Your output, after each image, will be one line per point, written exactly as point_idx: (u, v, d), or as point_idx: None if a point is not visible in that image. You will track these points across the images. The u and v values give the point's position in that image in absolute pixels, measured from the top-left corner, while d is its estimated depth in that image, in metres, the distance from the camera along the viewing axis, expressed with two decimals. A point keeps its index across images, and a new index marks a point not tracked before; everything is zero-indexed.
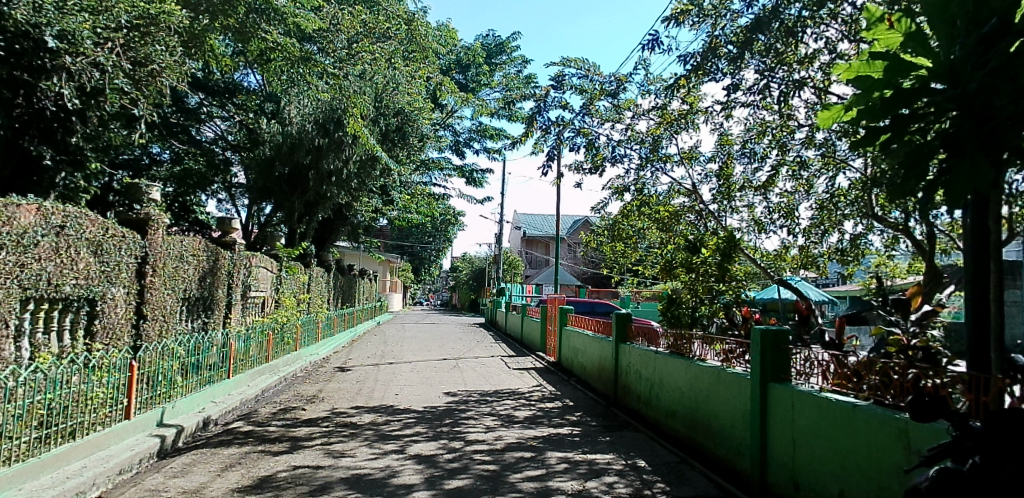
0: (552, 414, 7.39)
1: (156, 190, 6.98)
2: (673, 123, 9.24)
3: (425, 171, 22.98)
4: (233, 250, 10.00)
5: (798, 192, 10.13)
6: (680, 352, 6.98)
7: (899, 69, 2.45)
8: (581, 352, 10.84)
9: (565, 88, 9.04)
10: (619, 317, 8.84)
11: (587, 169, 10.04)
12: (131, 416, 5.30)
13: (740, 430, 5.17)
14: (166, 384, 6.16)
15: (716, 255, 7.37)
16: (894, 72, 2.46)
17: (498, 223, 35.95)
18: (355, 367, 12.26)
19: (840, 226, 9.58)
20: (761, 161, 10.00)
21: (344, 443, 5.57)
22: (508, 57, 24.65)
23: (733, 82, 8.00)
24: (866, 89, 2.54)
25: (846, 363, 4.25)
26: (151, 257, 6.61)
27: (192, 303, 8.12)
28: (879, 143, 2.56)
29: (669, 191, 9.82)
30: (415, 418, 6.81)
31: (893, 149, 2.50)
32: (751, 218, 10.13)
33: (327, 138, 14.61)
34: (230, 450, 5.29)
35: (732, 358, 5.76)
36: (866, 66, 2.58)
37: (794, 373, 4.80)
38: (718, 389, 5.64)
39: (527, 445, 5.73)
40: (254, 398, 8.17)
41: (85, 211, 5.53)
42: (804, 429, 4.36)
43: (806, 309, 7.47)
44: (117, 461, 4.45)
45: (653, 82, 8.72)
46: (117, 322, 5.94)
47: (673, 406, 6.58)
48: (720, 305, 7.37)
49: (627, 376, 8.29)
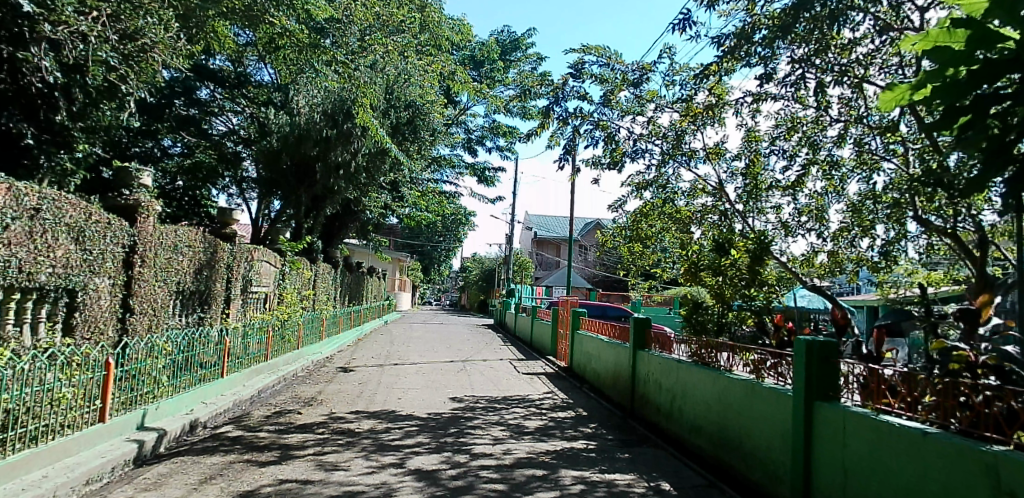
0: (565, 425, 6.87)
1: (147, 175, 6.61)
2: (698, 116, 8.68)
3: (436, 168, 22.58)
4: (234, 242, 9.59)
5: (829, 194, 9.52)
6: (706, 362, 6.43)
7: (984, 42, 1.79)
8: (594, 357, 10.31)
9: (584, 77, 8.54)
10: (636, 321, 8.32)
11: (605, 164, 9.52)
12: (105, 420, 4.82)
13: (778, 453, 4.64)
14: (150, 384, 5.70)
15: (746, 258, 6.83)
16: (978, 41, 1.80)
17: (509, 223, 35.56)
18: (359, 367, 11.82)
19: (874, 231, 8.96)
20: (790, 160, 9.42)
21: (339, 453, 5.09)
22: (523, 54, 24.19)
23: (765, 73, 7.49)
24: (941, 65, 1.88)
25: (905, 382, 3.72)
26: (140, 246, 6.18)
27: (187, 296, 7.73)
28: (956, 127, 2.01)
29: (691, 190, 9.29)
30: (417, 426, 6.32)
31: (967, 137, 1.95)
32: (778, 220, 9.54)
33: (335, 130, 14.03)
34: (213, 459, 4.83)
35: (766, 370, 5.23)
36: (946, 34, 1.86)
37: (843, 390, 4.27)
38: (751, 404, 5.11)
39: (539, 461, 5.21)
40: (249, 398, 7.73)
41: (65, 194, 5.08)
42: (860, 457, 3.82)
43: (842, 318, 6.90)
44: (84, 470, 4.00)
45: (679, 71, 8.20)
46: (100, 314, 5.51)
47: (698, 421, 6.05)
48: (749, 313, 6.78)
49: (645, 386, 7.74)
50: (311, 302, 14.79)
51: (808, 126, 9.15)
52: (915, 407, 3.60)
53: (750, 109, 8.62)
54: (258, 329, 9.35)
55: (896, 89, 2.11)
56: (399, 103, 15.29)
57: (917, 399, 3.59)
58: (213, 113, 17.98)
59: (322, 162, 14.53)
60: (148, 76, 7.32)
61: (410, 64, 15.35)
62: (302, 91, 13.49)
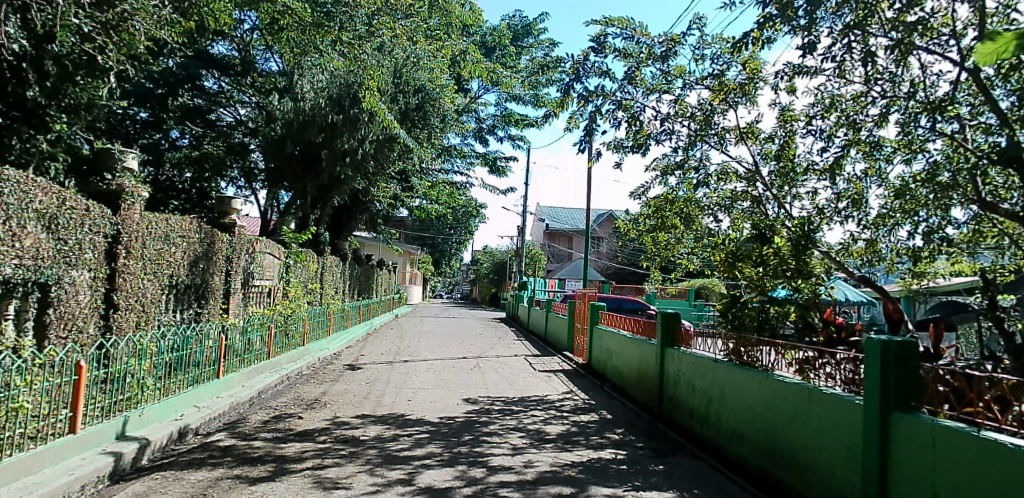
0: (589, 432, 6.27)
1: (132, 157, 6.09)
2: (730, 94, 8.02)
3: (447, 157, 22.03)
4: (234, 233, 9.12)
5: (869, 177, 8.80)
6: (746, 362, 5.82)
7: None
8: (616, 354, 9.72)
9: (606, 52, 7.87)
10: (664, 316, 7.69)
11: (628, 148, 8.86)
12: (76, 431, 4.26)
13: (845, 470, 4.00)
14: (132, 388, 5.17)
15: (788, 246, 6.23)
16: None
17: (521, 215, 34.99)
18: (367, 365, 11.33)
19: (919, 217, 8.22)
20: (827, 142, 8.73)
21: (340, 468, 4.53)
22: (535, 40, 23.57)
23: (806, 43, 6.84)
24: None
25: (1001, 390, 3.04)
26: (125, 235, 5.65)
27: (180, 291, 7.20)
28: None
29: (721, 174, 8.63)
30: (428, 433, 5.76)
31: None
32: (815, 207, 8.83)
33: (341, 115, 13.56)
34: (198, 475, 4.29)
35: (823, 371, 4.60)
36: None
37: (927, 400, 3.59)
38: (808, 413, 4.47)
39: (565, 476, 4.62)
40: (247, 401, 7.22)
41: (33, 177, 4.49)
42: (953, 482, 3.15)
43: (897, 310, 6.17)
44: (43, 492, 3.44)
45: (710, 44, 7.55)
46: (79, 311, 4.98)
47: (741, 428, 5.41)
48: (793, 308, 5.98)
49: (675, 387, 7.14)
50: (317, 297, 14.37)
51: (847, 104, 8.55)
52: (1012, 419, 2.95)
53: (786, 84, 7.94)
54: (260, 325, 8.87)
55: (1000, 37, 1.20)
56: (408, 87, 14.78)
57: (1012, 408, 2.94)
58: (220, 104, 17.68)
59: (327, 149, 14.05)
60: (128, 47, 6.95)
61: (419, 48, 14.79)
62: (307, 75, 12.97)
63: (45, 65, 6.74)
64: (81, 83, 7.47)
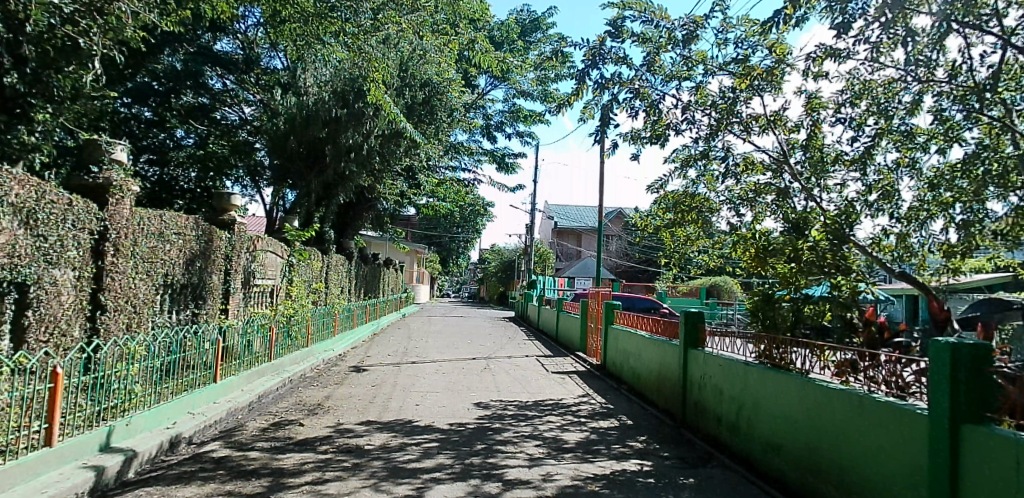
0: (610, 440, 5.85)
1: (121, 149, 5.75)
2: (753, 84, 7.60)
3: (454, 154, 21.67)
4: (233, 231, 8.74)
5: (901, 169, 8.25)
6: (779, 365, 5.39)
7: None
8: (633, 355, 9.32)
9: (624, 36, 7.44)
10: (687, 315, 7.28)
11: (646, 139, 8.44)
12: (52, 444, 3.86)
13: (903, 491, 3.54)
14: (120, 395, 4.81)
15: (825, 240, 5.80)
16: None
17: (530, 213, 34.59)
18: (374, 366, 10.99)
19: (952, 210, 7.56)
20: (856, 131, 8.25)
21: (342, 482, 4.13)
22: (543, 35, 23.21)
23: (842, 22, 6.35)
24: None
25: None
26: (113, 231, 5.29)
27: (176, 291, 6.85)
28: None
29: (745, 165, 8.18)
30: (438, 442, 5.38)
31: None
32: (845, 200, 8.33)
33: (345, 110, 13.24)
34: (186, 492, 3.91)
35: (872, 373, 4.19)
36: None
37: (1004, 410, 3.07)
38: (858, 425, 4.01)
39: (588, 491, 4.20)
40: (246, 406, 6.87)
41: (8, 168, 4.08)
42: None
43: (941, 310, 5.71)
44: None
45: (734, 27, 7.12)
46: (61, 313, 4.61)
47: (780, 439, 4.97)
48: (828, 306, 5.53)
49: (700, 392, 6.72)
50: (322, 296, 14.06)
51: (878, 91, 8.09)
52: None
53: (815, 68, 7.47)
54: (261, 326, 8.54)
55: None
56: (414, 81, 14.44)
57: None
58: (225, 102, 17.35)
59: (332, 145, 13.71)
60: (115, 31, 6.61)
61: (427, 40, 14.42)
62: (310, 69, 12.85)
63: (22, 50, 6.46)
64: (63, 71, 7.12)
